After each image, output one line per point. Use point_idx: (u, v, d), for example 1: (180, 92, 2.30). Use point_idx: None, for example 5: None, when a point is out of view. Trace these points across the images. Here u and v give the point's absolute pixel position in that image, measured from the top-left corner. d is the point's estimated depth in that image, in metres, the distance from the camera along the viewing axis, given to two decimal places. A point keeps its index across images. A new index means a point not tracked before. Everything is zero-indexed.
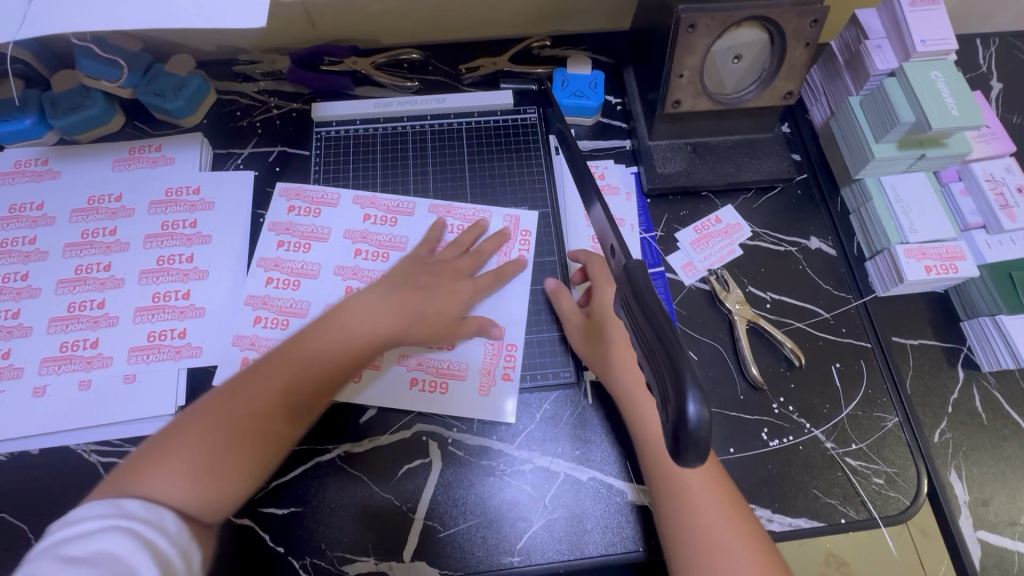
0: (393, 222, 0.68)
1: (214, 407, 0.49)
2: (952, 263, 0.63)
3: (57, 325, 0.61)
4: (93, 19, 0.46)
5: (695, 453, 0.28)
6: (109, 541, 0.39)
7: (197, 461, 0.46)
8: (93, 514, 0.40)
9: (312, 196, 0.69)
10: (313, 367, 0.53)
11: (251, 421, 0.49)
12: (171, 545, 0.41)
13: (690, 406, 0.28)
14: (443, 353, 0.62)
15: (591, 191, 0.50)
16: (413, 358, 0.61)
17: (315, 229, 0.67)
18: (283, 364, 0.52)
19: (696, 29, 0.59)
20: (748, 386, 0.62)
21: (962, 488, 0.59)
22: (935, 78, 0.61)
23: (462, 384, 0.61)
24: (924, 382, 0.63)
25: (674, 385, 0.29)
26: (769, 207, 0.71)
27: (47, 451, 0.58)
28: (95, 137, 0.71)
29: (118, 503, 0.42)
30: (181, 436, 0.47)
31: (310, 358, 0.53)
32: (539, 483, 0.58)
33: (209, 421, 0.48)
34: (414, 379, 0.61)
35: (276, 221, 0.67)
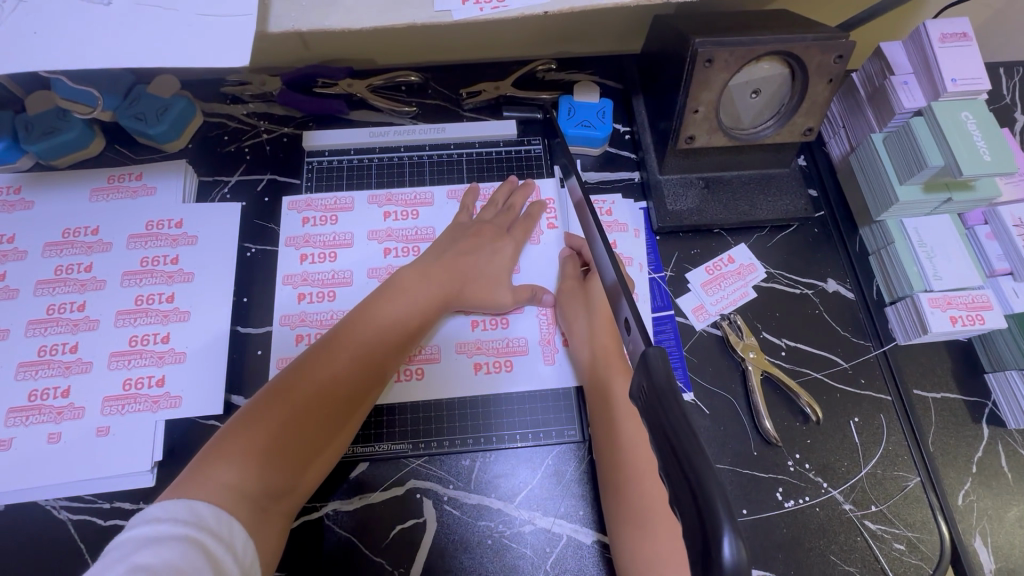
0: (416, 215, 0.66)
1: (280, 393, 0.48)
2: (979, 314, 0.59)
3: (25, 371, 0.57)
4: (59, 57, 0.42)
5: None
6: (181, 555, 0.37)
7: (268, 448, 0.45)
8: (172, 518, 0.39)
9: (325, 204, 0.66)
10: (371, 352, 0.52)
11: (317, 405, 0.48)
12: (236, 563, 0.40)
13: (726, 547, 0.24)
14: (499, 334, 0.62)
15: (570, 167, 0.57)
16: (471, 343, 0.61)
17: (336, 237, 0.65)
18: (341, 349, 0.51)
19: (713, 64, 0.55)
20: (761, 442, 0.59)
21: (988, 556, 0.56)
22: (965, 119, 0.57)
23: (526, 360, 0.61)
24: (946, 439, 0.59)
25: (705, 518, 0.25)
26: (784, 246, 0.67)
27: (14, 509, 0.54)
28: (72, 163, 0.67)
29: (194, 508, 0.40)
30: (250, 425, 0.46)
31: (367, 339, 0.53)
32: (539, 546, 0.55)
33: (277, 407, 0.47)
34: (478, 364, 0.60)
35: (293, 236, 0.65)
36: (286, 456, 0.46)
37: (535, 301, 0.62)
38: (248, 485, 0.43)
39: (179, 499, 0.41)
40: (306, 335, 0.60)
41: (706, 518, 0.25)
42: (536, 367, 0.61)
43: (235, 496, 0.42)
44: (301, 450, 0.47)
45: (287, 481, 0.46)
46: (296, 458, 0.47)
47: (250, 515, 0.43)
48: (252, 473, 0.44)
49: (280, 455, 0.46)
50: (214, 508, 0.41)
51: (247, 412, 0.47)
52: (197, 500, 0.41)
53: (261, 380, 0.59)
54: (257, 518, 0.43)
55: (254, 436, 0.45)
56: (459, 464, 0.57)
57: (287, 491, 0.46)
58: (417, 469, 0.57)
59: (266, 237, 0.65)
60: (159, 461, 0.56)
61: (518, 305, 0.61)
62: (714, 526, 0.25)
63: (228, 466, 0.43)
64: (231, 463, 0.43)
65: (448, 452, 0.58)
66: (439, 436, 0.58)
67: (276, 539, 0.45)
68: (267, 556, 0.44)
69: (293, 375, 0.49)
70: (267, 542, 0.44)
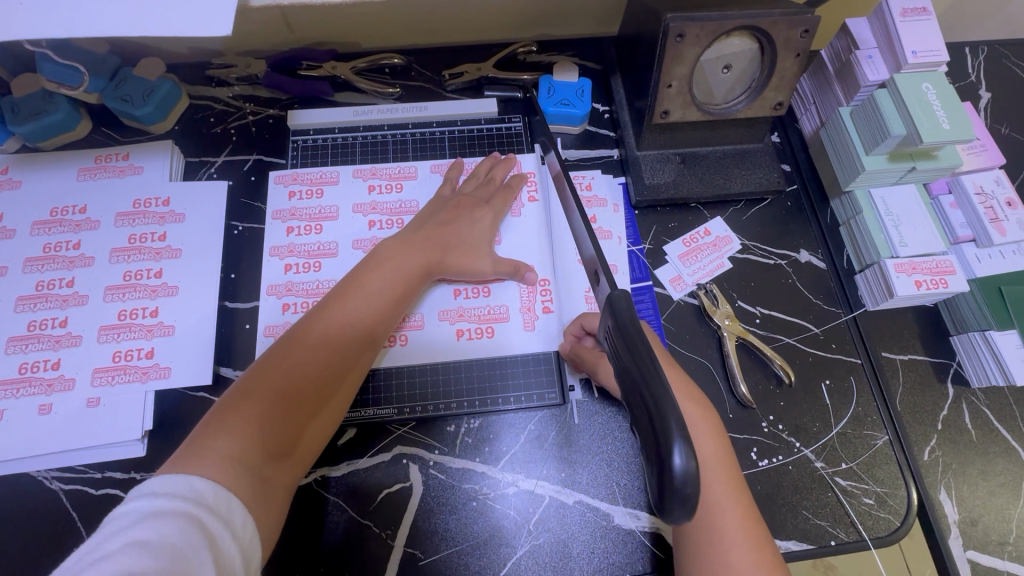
0: (400, 188, 0.68)
1: (272, 368, 0.49)
2: (942, 278, 0.62)
3: (15, 345, 0.58)
4: (45, 27, 0.43)
5: (681, 501, 0.30)
6: (179, 533, 0.37)
7: (267, 420, 0.46)
8: (170, 494, 0.39)
9: (310, 177, 0.67)
10: (363, 322, 0.54)
11: (311, 376, 0.50)
12: (235, 542, 0.39)
13: (677, 457, 0.29)
14: (481, 302, 0.63)
15: (549, 140, 0.59)
16: (453, 310, 0.63)
17: (322, 210, 0.66)
18: (332, 319, 0.53)
19: (684, 39, 0.57)
20: (737, 404, 0.61)
21: (952, 507, 0.58)
22: (926, 90, 0.60)
23: (507, 326, 0.62)
24: (913, 398, 0.62)
25: (660, 436, 0.30)
26: (758, 219, 0.69)
27: (6, 479, 0.55)
28: (59, 145, 0.68)
29: (193, 483, 0.40)
30: (247, 399, 0.46)
31: (357, 311, 0.54)
32: (523, 506, 0.56)
33: (272, 380, 0.48)
34: (460, 330, 0.62)
35: (279, 208, 0.66)
36: (285, 424, 0.47)
37: (518, 277, 0.62)
38: (252, 451, 0.44)
39: (177, 472, 0.41)
40: (292, 305, 0.62)
41: (661, 435, 0.30)
42: (516, 333, 0.62)
43: (238, 463, 0.43)
44: (300, 418, 0.49)
45: (287, 448, 0.47)
46: (296, 426, 0.48)
47: (254, 481, 0.44)
48: (255, 440, 0.45)
49: (280, 423, 0.47)
50: (214, 484, 0.41)
51: (242, 387, 0.48)
52: (196, 474, 0.41)
53: (249, 353, 0.61)
54: (261, 483, 0.44)
55: (253, 409, 0.46)
56: (444, 430, 0.59)
57: (288, 458, 0.48)
58: (403, 435, 0.59)
59: (253, 215, 0.67)
60: (149, 431, 0.57)
61: (499, 275, 0.62)
62: (667, 441, 0.30)
63: (230, 435, 0.44)
64: (233, 432, 0.44)
65: (430, 418, 0.59)
66: (424, 402, 0.60)
67: (281, 507, 0.47)
68: (274, 522, 0.45)
69: (286, 347, 0.50)
70: (273, 509, 0.45)
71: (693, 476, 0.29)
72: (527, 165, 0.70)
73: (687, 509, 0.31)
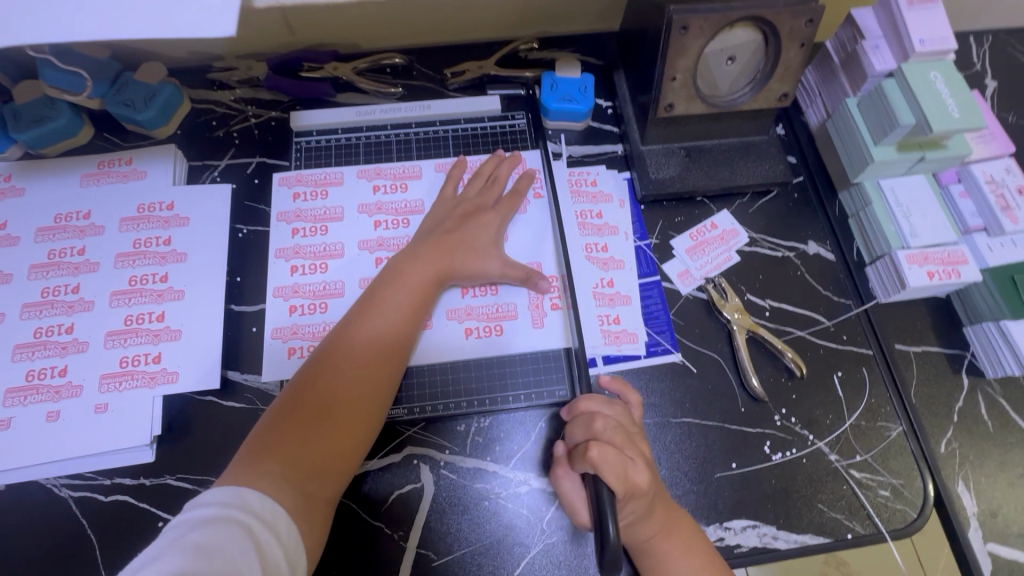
0: (405, 188, 0.68)
1: (301, 391, 0.50)
2: (954, 268, 0.61)
3: (22, 352, 0.58)
4: (49, 29, 0.43)
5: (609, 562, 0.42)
6: (228, 537, 0.40)
7: (299, 440, 0.48)
8: (221, 501, 0.42)
9: (315, 178, 0.67)
10: (385, 336, 0.54)
11: (338, 395, 0.50)
12: (280, 546, 0.42)
13: (611, 528, 0.43)
14: (489, 299, 0.63)
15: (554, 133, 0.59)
16: (461, 309, 0.62)
17: (327, 211, 0.66)
18: (355, 336, 0.54)
19: (688, 31, 0.57)
20: (748, 398, 0.60)
21: (970, 498, 0.58)
22: (934, 79, 0.60)
23: (515, 323, 0.62)
24: (927, 390, 0.61)
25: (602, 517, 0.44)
26: (765, 212, 0.69)
27: (15, 487, 0.55)
28: (62, 151, 0.68)
29: (241, 493, 0.43)
30: (279, 423, 0.49)
31: (376, 327, 0.54)
32: (536, 505, 0.56)
33: (300, 402, 0.50)
34: (469, 329, 0.62)
35: (284, 210, 0.65)
36: (324, 442, 0.49)
37: (529, 285, 0.62)
38: (295, 466, 0.47)
39: (228, 485, 0.44)
40: (299, 306, 0.61)
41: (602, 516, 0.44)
42: (523, 329, 0.62)
43: (277, 477, 0.46)
44: (338, 435, 0.49)
45: (326, 465, 0.48)
46: (331, 443, 0.49)
47: (300, 492, 0.46)
48: (296, 456, 0.47)
49: (313, 442, 0.48)
50: (261, 493, 0.44)
51: (276, 412, 0.50)
52: (245, 486, 0.44)
53: (256, 357, 0.60)
54: (303, 496, 0.46)
55: (285, 431, 0.48)
56: (456, 429, 0.59)
57: (329, 474, 0.48)
58: (414, 435, 0.58)
59: (258, 218, 0.66)
60: (158, 435, 0.56)
61: (506, 276, 0.62)
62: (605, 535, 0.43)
63: (274, 455, 0.47)
64: (272, 450, 0.47)
65: (445, 420, 0.59)
66: (438, 402, 0.59)
67: (326, 521, 0.48)
68: (319, 535, 0.47)
69: (316, 370, 0.52)
70: (320, 518, 0.47)
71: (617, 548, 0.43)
72: (531, 162, 0.70)
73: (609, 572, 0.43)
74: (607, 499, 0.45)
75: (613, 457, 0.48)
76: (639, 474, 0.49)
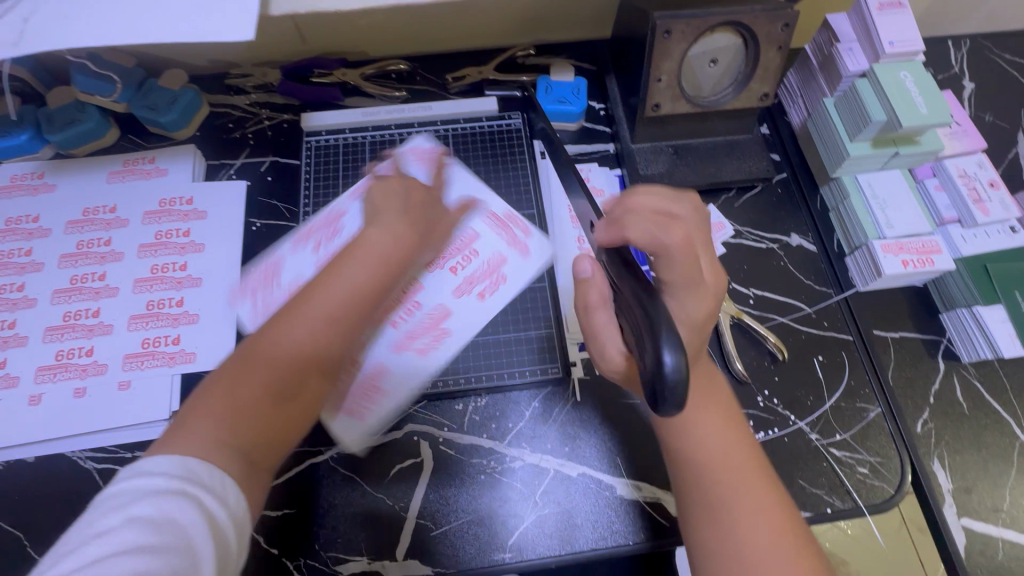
0: (340, 227, 0.68)
1: (242, 362, 0.40)
2: (928, 257, 0.64)
3: (51, 334, 0.62)
4: (91, 36, 0.48)
5: (672, 396, 0.36)
6: (185, 523, 0.33)
7: (244, 410, 0.39)
8: (174, 475, 0.35)
9: (257, 282, 0.65)
10: (352, 304, 0.41)
11: (285, 369, 0.40)
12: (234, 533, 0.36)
13: (668, 356, 0.36)
14: (478, 259, 0.67)
15: (575, 182, 0.58)
16: (461, 284, 0.65)
17: (270, 271, 0.65)
18: (314, 296, 0.41)
19: (671, 35, 0.61)
20: (733, 381, 0.63)
21: (945, 476, 0.60)
22: (904, 78, 0.64)
23: (514, 261, 0.67)
24: (904, 373, 0.64)
25: (655, 339, 0.37)
26: (750, 206, 0.72)
27: (44, 459, 0.59)
28: (90, 151, 0.72)
29: (192, 466, 0.36)
30: (221, 389, 0.39)
31: (342, 291, 0.41)
32: (529, 479, 0.59)
33: (245, 371, 0.39)
34: (479, 292, 0.65)
35: (234, 291, 0.65)
36: (278, 416, 0.40)
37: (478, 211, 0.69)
38: (248, 437, 0.39)
39: (169, 452, 0.36)
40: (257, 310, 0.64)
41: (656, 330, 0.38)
42: (519, 262, 0.67)
43: (226, 448, 0.38)
44: (289, 411, 0.41)
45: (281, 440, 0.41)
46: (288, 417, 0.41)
47: (250, 467, 0.39)
48: (247, 431, 0.39)
49: (262, 416, 0.39)
50: (212, 467, 0.37)
51: (215, 378, 0.40)
52: (187, 456, 0.36)
53: None
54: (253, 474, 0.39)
55: (227, 400, 0.39)
56: (453, 408, 0.62)
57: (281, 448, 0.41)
58: (414, 414, 0.62)
59: (271, 213, 0.71)
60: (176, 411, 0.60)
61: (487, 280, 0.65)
62: (657, 347, 0.37)
63: (219, 424, 0.38)
64: (217, 413, 0.39)
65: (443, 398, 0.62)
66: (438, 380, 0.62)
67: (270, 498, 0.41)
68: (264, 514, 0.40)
69: (266, 335, 0.41)
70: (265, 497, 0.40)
71: (681, 373, 0.36)
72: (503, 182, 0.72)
73: (676, 404, 0.37)
74: (668, 334, 0.37)
75: (682, 264, 0.45)
76: (692, 301, 0.45)
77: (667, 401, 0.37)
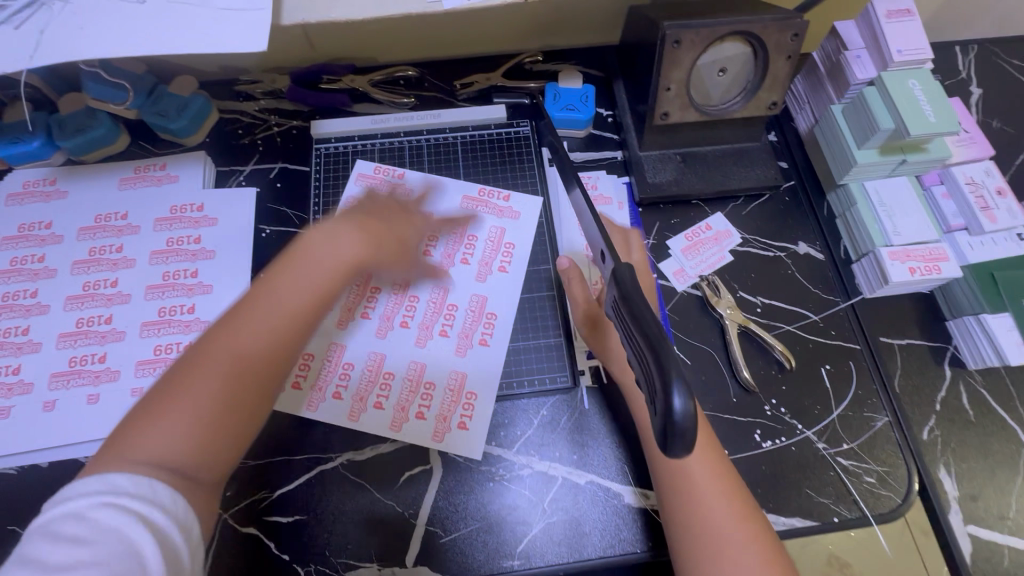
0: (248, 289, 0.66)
1: (186, 372, 0.44)
2: (935, 265, 0.64)
3: (65, 341, 0.63)
4: (104, 48, 0.49)
5: (681, 441, 0.35)
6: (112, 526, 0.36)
7: (187, 414, 0.43)
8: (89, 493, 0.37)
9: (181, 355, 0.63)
10: (290, 312, 0.49)
11: (227, 373, 0.45)
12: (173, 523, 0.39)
13: (678, 400, 0.35)
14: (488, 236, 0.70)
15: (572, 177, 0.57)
16: (480, 268, 0.68)
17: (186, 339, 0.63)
18: (253, 309, 0.48)
19: (680, 44, 0.61)
20: (740, 389, 0.64)
21: (952, 484, 0.61)
22: (913, 87, 0.63)
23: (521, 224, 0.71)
24: (911, 381, 0.64)
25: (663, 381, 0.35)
26: (758, 214, 0.73)
27: (58, 464, 0.59)
28: (101, 158, 0.73)
29: (112, 478, 0.38)
30: (167, 397, 0.43)
31: (277, 303, 0.48)
32: (537, 487, 0.60)
33: (188, 379, 0.44)
34: (498, 266, 0.68)
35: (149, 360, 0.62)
36: (221, 418, 0.44)
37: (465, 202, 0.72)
38: (189, 439, 0.42)
39: (103, 469, 0.39)
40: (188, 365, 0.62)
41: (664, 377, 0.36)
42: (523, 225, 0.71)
43: (165, 453, 0.41)
44: (233, 411, 0.44)
45: (222, 442, 0.44)
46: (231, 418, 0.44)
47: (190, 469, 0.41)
48: (189, 434, 0.42)
49: (205, 417, 0.43)
50: (138, 474, 0.39)
51: (160, 389, 0.44)
52: (119, 469, 0.39)
53: None
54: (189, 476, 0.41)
55: (172, 406, 0.43)
56: None
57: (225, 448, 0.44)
58: None
59: (282, 220, 0.71)
60: None
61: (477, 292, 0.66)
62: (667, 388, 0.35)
63: (162, 427, 0.42)
64: (166, 420, 0.42)
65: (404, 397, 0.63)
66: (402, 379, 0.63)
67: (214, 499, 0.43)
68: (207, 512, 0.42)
69: (207, 346, 0.46)
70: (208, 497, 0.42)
71: (690, 415, 0.35)
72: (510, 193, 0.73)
73: (686, 445, 0.35)
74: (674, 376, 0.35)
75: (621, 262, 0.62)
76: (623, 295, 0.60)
77: (679, 440, 0.35)
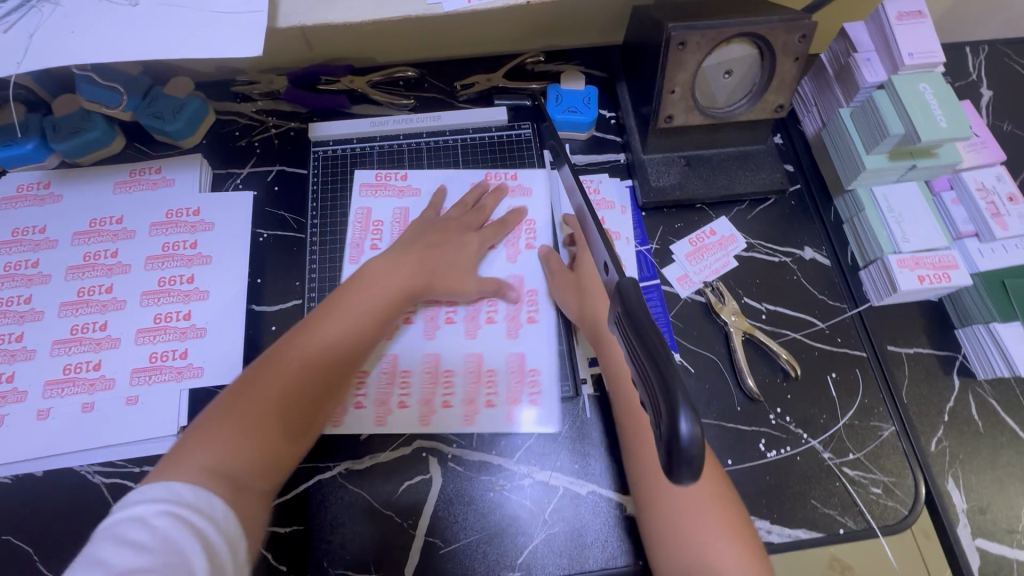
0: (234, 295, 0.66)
1: (244, 391, 0.48)
2: (945, 273, 0.63)
3: (59, 348, 0.62)
4: (96, 52, 0.47)
5: (688, 468, 0.34)
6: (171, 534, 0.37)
7: (242, 431, 0.45)
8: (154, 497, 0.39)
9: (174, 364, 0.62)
10: (344, 345, 0.53)
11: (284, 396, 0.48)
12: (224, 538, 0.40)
13: (683, 423, 0.33)
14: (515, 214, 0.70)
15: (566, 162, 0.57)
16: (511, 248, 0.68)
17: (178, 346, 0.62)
18: (310, 338, 0.52)
19: (686, 47, 0.60)
20: (745, 398, 0.63)
21: (960, 496, 0.60)
22: (924, 90, 0.62)
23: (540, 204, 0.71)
24: (919, 391, 0.63)
25: (666, 406, 0.34)
26: (763, 218, 0.71)
27: (52, 473, 0.59)
28: (96, 160, 0.72)
29: (174, 487, 0.40)
30: (223, 416, 0.46)
31: (331, 334, 0.53)
32: (538, 497, 0.59)
33: (245, 399, 0.47)
34: (528, 244, 0.68)
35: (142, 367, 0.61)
36: (270, 437, 0.47)
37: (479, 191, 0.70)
38: (241, 455, 0.45)
39: (157, 481, 0.41)
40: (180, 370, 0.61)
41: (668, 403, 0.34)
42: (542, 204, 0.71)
43: (219, 467, 0.43)
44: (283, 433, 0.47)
45: (274, 460, 0.47)
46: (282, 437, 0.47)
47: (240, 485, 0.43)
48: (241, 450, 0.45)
49: (259, 434, 0.46)
50: (194, 486, 0.41)
51: (218, 406, 0.47)
52: (177, 479, 0.41)
53: None
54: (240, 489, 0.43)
55: (228, 422, 0.46)
56: None
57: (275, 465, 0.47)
58: None
59: (280, 225, 0.70)
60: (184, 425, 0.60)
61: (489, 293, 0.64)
62: (672, 412, 0.33)
63: (217, 441, 0.44)
64: (222, 434, 0.45)
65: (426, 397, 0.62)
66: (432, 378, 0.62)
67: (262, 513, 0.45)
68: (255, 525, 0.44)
69: (265, 370, 0.49)
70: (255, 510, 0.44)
71: (697, 439, 0.33)
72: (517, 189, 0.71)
73: (693, 470, 0.34)
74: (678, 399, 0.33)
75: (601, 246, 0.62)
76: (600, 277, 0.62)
77: (686, 465, 0.34)
